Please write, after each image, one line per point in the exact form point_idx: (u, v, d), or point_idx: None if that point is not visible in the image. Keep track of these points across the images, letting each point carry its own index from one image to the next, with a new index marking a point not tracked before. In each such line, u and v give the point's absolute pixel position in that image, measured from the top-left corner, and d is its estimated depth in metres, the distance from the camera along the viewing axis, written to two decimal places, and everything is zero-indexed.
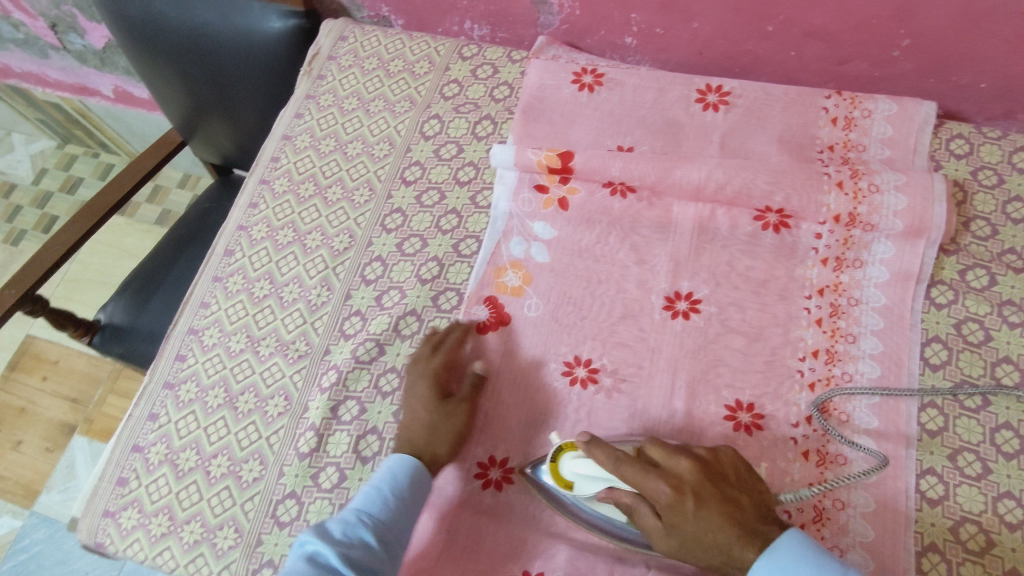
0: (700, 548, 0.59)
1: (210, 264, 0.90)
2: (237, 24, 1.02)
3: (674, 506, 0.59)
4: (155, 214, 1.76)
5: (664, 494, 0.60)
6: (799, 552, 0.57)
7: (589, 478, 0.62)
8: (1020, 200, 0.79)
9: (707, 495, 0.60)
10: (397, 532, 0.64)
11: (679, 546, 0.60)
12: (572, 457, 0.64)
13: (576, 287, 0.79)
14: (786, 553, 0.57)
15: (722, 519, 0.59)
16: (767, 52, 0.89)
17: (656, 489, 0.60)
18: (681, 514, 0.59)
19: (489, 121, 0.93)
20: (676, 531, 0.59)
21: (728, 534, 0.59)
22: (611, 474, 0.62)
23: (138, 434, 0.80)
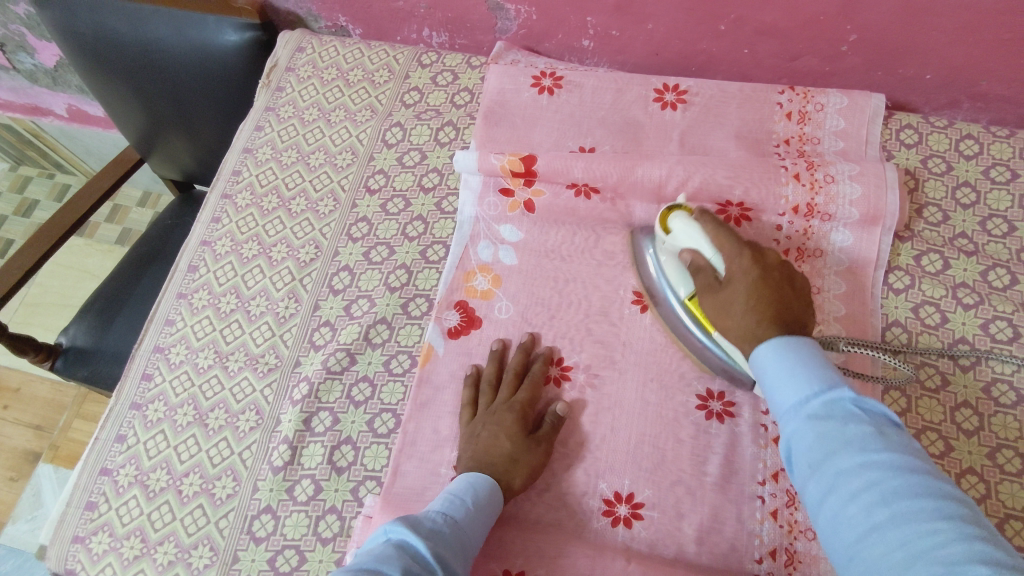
0: (736, 314, 0.64)
1: (174, 280, 0.88)
2: (192, 38, 1.01)
3: (740, 271, 0.65)
4: (115, 234, 1.72)
5: (739, 261, 0.66)
6: (810, 353, 0.58)
7: (689, 232, 0.70)
8: (968, 186, 0.82)
9: (770, 280, 0.64)
10: (472, 541, 0.60)
11: (724, 306, 0.66)
12: (683, 214, 0.72)
13: (545, 288, 0.79)
14: (796, 347, 0.58)
15: (767, 301, 0.63)
16: (721, 51, 0.91)
17: (733, 254, 0.67)
18: (742, 279, 0.65)
19: (451, 127, 0.94)
20: (729, 290, 0.66)
21: (764, 311, 0.62)
22: (706, 237, 0.69)
23: (106, 457, 0.78)
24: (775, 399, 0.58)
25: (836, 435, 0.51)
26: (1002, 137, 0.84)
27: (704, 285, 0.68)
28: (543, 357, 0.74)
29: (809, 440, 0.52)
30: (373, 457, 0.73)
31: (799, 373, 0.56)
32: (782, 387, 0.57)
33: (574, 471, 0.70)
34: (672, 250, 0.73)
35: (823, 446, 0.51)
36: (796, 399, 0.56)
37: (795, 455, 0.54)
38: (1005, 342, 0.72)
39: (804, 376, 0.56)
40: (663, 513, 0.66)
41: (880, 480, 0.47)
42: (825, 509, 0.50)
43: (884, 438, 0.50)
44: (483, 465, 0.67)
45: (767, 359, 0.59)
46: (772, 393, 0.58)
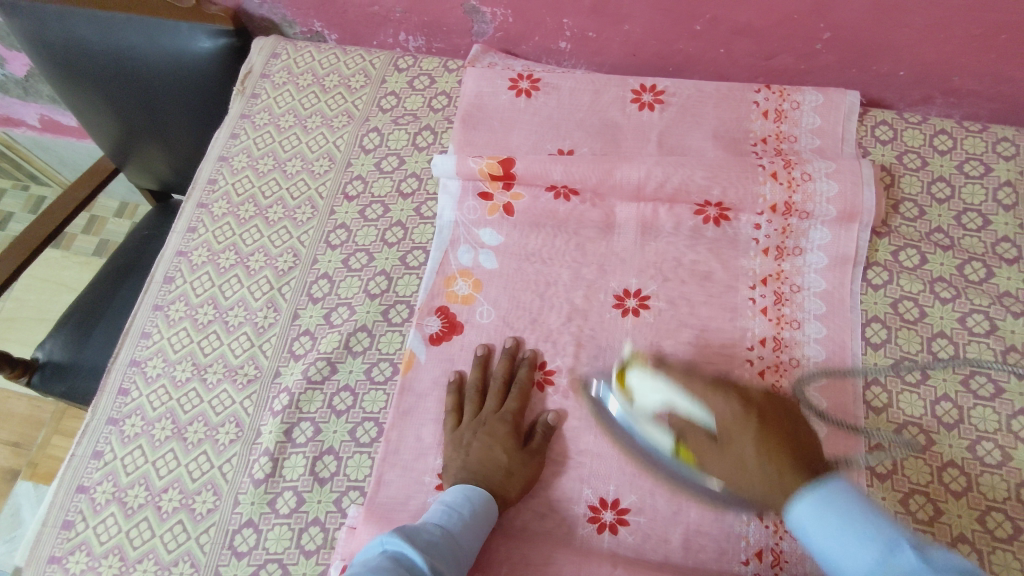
0: (750, 471, 0.60)
1: (149, 292, 0.87)
2: (164, 46, 1.00)
3: (735, 424, 0.62)
4: (92, 245, 1.70)
5: (726, 413, 0.63)
6: (856, 506, 0.55)
7: (656, 389, 0.66)
8: (943, 180, 0.82)
9: (764, 420, 0.62)
10: (465, 554, 0.60)
11: (734, 467, 0.61)
12: (639, 369, 0.68)
13: (526, 292, 0.79)
14: (837, 501, 0.55)
15: (774, 441, 0.61)
16: (698, 51, 0.91)
17: (718, 405, 0.63)
18: (742, 435, 0.61)
19: (429, 131, 0.93)
20: (732, 448, 0.61)
21: (780, 457, 0.60)
22: (677, 388, 0.65)
23: (82, 474, 0.76)
24: (839, 567, 0.54)
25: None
26: (974, 131, 0.85)
27: (698, 445, 0.63)
28: (530, 362, 0.74)
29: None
30: (355, 467, 0.72)
31: (855, 537, 0.53)
32: (843, 553, 0.53)
33: (558, 476, 0.69)
34: (639, 415, 0.68)
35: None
36: (865, 565, 0.52)
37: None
38: (982, 335, 0.73)
39: (860, 540, 0.53)
40: (648, 517, 0.66)
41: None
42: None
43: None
44: (476, 476, 0.66)
45: (815, 520, 0.55)
46: (833, 561, 0.54)
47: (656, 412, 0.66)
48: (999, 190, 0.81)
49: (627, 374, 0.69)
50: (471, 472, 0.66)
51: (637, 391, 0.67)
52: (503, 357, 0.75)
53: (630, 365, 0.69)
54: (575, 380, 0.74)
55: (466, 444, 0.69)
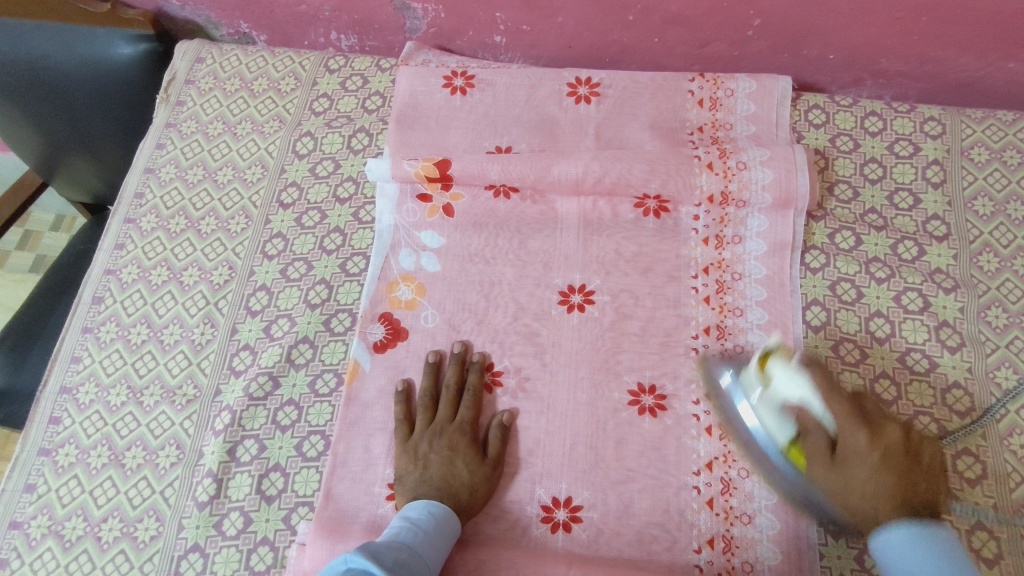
0: (846, 493, 0.61)
1: (77, 315, 0.83)
2: (82, 53, 0.96)
3: (861, 453, 0.60)
4: (28, 261, 1.63)
5: (857, 438, 0.61)
6: (946, 545, 0.55)
7: (799, 388, 0.63)
8: (875, 162, 0.84)
9: (892, 458, 0.60)
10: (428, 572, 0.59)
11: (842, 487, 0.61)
12: (785, 360, 0.64)
13: (471, 293, 0.78)
14: (933, 541, 0.55)
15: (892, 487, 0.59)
16: (632, 41, 0.90)
17: (855, 435, 0.61)
18: (862, 462, 0.60)
19: (364, 133, 0.91)
20: (849, 474, 0.60)
21: (890, 496, 0.59)
22: (819, 395, 0.62)
23: (15, 509, 0.73)
24: None
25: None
26: (903, 112, 0.86)
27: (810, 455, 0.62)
28: (482, 365, 0.74)
29: None
30: (303, 483, 0.70)
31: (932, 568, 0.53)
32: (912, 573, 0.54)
33: (509, 477, 0.69)
34: (764, 396, 0.65)
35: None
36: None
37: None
38: (916, 312, 0.74)
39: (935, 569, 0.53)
40: (599, 513, 0.67)
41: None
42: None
43: None
44: (442, 493, 0.65)
45: (902, 543, 0.56)
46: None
47: (785, 405, 0.64)
48: (928, 168, 0.83)
49: (770, 360, 0.65)
50: (430, 484, 0.66)
51: (772, 377, 0.64)
52: (452, 360, 0.74)
53: (776, 352, 0.65)
54: (704, 356, 0.73)
55: (423, 456, 0.68)
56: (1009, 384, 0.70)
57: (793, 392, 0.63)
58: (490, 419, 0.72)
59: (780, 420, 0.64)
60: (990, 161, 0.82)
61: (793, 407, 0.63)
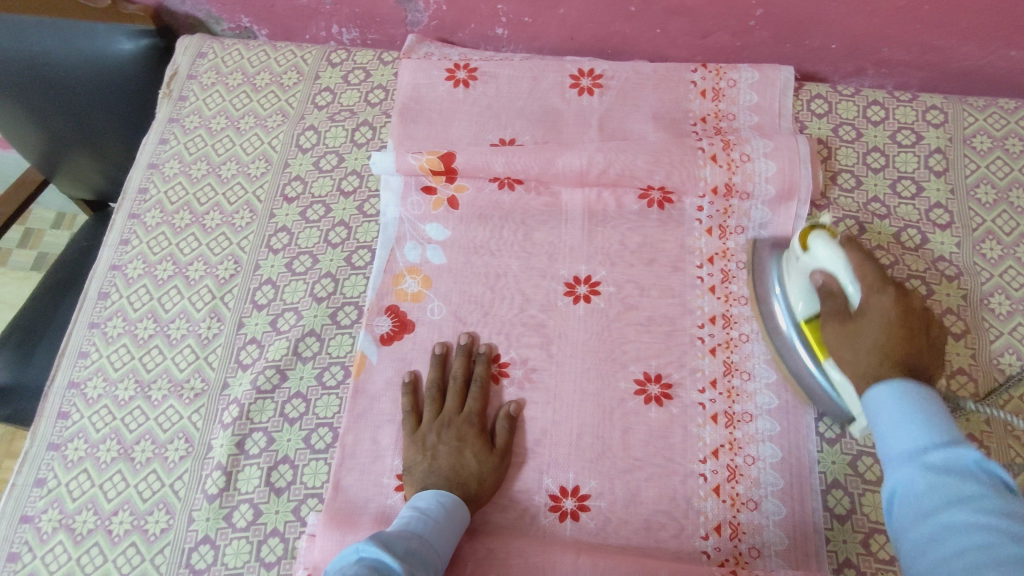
0: (854, 350, 0.61)
1: (84, 310, 0.83)
2: (83, 50, 0.96)
3: (878, 308, 0.61)
4: (30, 259, 1.63)
5: (879, 298, 0.62)
6: (928, 402, 0.54)
7: (830, 255, 0.65)
8: (877, 151, 0.84)
9: (908, 323, 0.60)
10: (439, 560, 0.59)
11: (849, 344, 0.62)
12: (827, 235, 0.67)
13: (476, 285, 0.78)
14: (916, 396, 0.54)
15: (895, 345, 0.59)
16: (634, 32, 0.90)
17: (876, 295, 0.62)
18: (876, 316, 0.61)
19: (367, 126, 0.91)
20: (861, 328, 0.61)
21: (894, 353, 0.59)
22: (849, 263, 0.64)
23: (25, 503, 0.73)
24: (882, 443, 0.54)
25: (948, 492, 0.48)
26: (905, 101, 0.86)
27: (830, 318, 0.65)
28: (488, 356, 0.74)
29: (917, 488, 0.49)
30: (312, 474, 0.71)
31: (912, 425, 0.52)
32: (892, 432, 0.54)
33: (517, 467, 0.69)
34: (803, 263, 0.68)
35: (935, 501, 0.48)
36: (908, 447, 0.52)
37: (898, 502, 0.50)
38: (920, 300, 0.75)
39: (911, 426, 0.52)
40: (607, 502, 0.67)
41: (973, 524, 0.45)
42: (923, 559, 0.46)
43: (1002, 500, 0.46)
44: (451, 483, 0.66)
45: (885, 401, 0.55)
46: (881, 438, 0.55)
47: (817, 272, 0.67)
48: (931, 157, 0.83)
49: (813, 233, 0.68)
50: (439, 473, 0.66)
51: (812, 249, 0.67)
52: (460, 351, 0.74)
53: (822, 228, 0.68)
54: (755, 242, 0.77)
55: (431, 446, 0.68)
56: (1012, 369, 0.71)
57: (825, 259, 0.66)
58: (497, 410, 0.72)
59: (809, 287, 0.68)
60: (992, 149, 0.83)
61: (823, 275, 0.66)
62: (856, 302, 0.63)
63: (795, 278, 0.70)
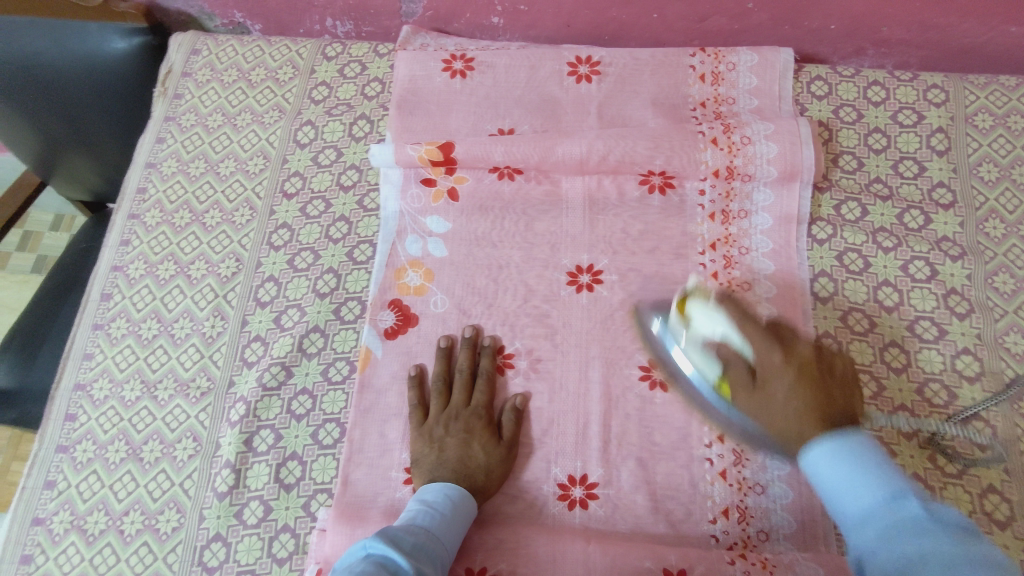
0: (778, 422, 0.57)
1: (87, 312, 0.83)
2: (75, 50, 0.95)
3: (776, 371, 0.58)
4: (29, 262, 1.62)
5: (772, 357, 0.58)
6: (871, 453, 0.52)
7: (712, 323, 0.62)
8: (879, 132, 0.83)
9: (809, 373, 0.57)
10: (446, 553, 0.59)
11: (766, 411, 0.58)
12: (702, 299, 0.64)
13: (479, 277, 0.78)
14: (857, 447, 0.53)
15: (812, 407, 0.56)
16: (631, 18, 0.90)
17: (768, 354, 0.58)
18: (778, 382, 0.57)
19: (365, 120, 0.91)
20: (769, 397, 0.58)
21: (811, 413, 0.56)
22: (732, 327, 0.60)
23: (37, 506, 0.73)
24: (837, 507, 0.52)
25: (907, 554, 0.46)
26: (906, 81, 0.86)
27: (734, 388, 0.60)
28: (493, 347, 0.74)
29: (876, 548, 0.47)
30: (321, 470, 0.71)
31: (864, 480, 0.51)
32: (846, 496, 0.51)
33: (524, 457, 0.70)
34: (691, 336, 0.65)
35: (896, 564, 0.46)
36: (862, 507, 0.50)
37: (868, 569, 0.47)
38: (924, 281, 0.74)
39: (862, 479, 0.51)
40: (617, 489, 0.67)
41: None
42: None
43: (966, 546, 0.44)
44: (459, 476, 0.66)
45: (826, 462, 0.53)
46: (832, 502, 0.52)
47: (707, 342, 0.63)
48: (932, 137, 0.83)
49: (690, 303, 0.65)
50: (447, 466, 0.66)
51: (693, 317, 0.64)
52: (466, 344, 0.74)
53: (694, 294, 0.66)
54: (636, 309, 0.75)
55: (438, 439, 0.68)
56: (1018, 348, 0.71)
57: (708, 329, 0.62)
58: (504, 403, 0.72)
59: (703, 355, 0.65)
60: (994, 127, 0.82)
61: (712, 343, 0.62)
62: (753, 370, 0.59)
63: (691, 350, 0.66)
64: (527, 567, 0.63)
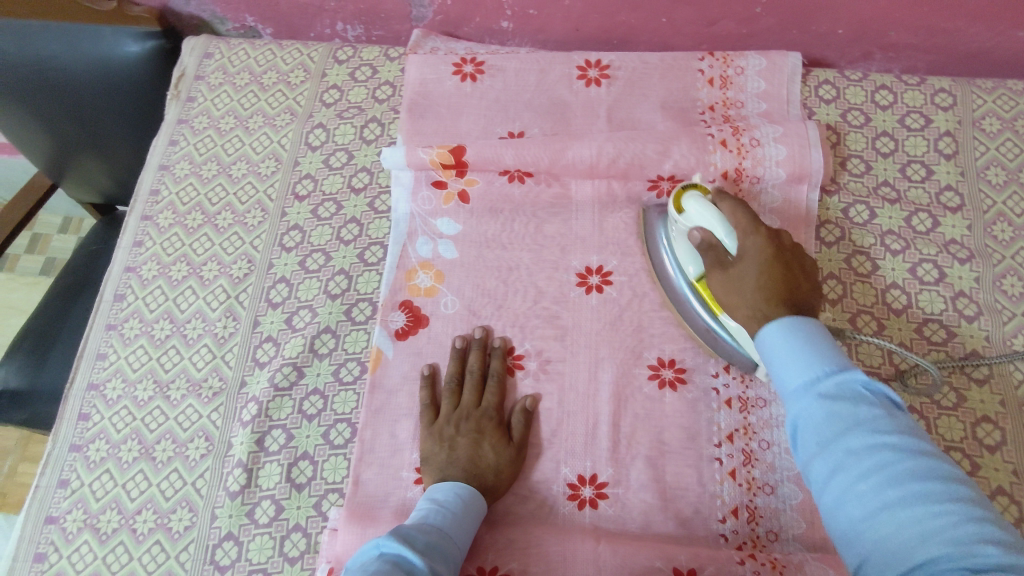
0: (744, 296, 0.63)
1: (100, 312, 0.84)
2: (89, 54, 0.96)
3: (752, 251, 0.64)
4: (38, 265, 1.64)
5: (751, 240, 0.65)
6: (816, 332, 0.56)
7: (703, 216, 0.68)
8: (886, 135, 0.84)
9: (781, 257, 0.63)
10: (457, 551, 0.60)
11: (736, 287, 0.64)
12: (699, 193, 0.71)
13: (489, 279, 0.78)
14: (803, 328, 0.57)
15: (776, 283, 0.61)
16: (640, 22, 0.90)
17: (750, 238, 0.65)
18: (751, 259, 0.64)
19: (376, 123, 0.92)
20: (742, 271, 0.64)
21: (773, 289, 0.61)
22: (720, 218, 0.67)
23: (50, 504, 0.74)
24: (781, 380, 0.56)
25: (845, 419, 0.49)
26: (913, 85, 0.86)
27: (712, 269, 0.67)
28: (504, 349, 0.75)
29: (815, 419, 0.51)
30: (332, 469, 0.72)
31: (808, 356, 0.55)
32: (790, 370, 0.55)
33: (534, 458, 0.70)
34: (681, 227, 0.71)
35: (832, 426, 0.50)
36: (802, 377, 0.54)
37: (801, 433, 0.52)
38: (932, 283, 0.75)
39: (803, 355, 0.55)
40: (627, 490, 0.68)
41: (888, 459, 0.46)
42: (829, 489, 0.48)
43: (895, 419, 0.49)
44: (470, 476, 0.66)
45: (778, 341, 0.57)
46: (778, 377, 0.56)
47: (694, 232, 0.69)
48: (940, 140, 0.83)
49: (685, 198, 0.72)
50: (458, 465, 0.67)
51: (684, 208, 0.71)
52: (477, 346, 0.74)
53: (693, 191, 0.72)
54: (644, 209, 0.80)
55: (448, 438, 0.68)
56: None
57: (697, 216, 0.68)
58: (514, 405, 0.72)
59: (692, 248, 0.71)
60: (1002, 131, 0.83)
61: (700, 232, 0.69)
62: (733, 252, 0.65)
63: (681, 243, 0.72)
64: (538, 567, 0.63)
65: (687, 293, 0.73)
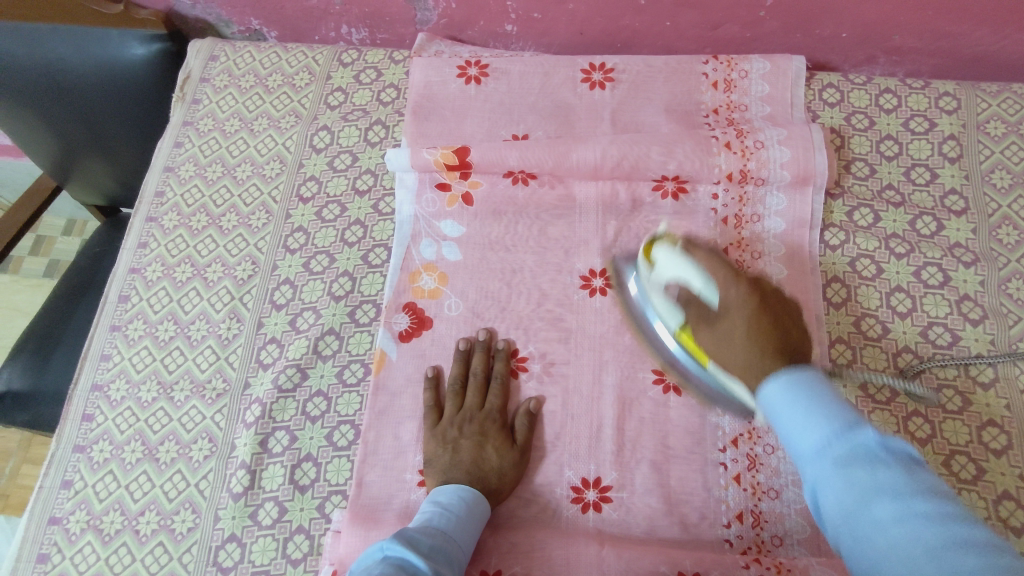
0: (734, 352, 0.60)
1: (105, 313, 0.84)
2: (96, 57, 0.96)
3: (736, 303, 0.61)
4: (42, 267, 1.64)
5: (732, 291, 0.62)
6: (818, 387, 0.53)
7: (679, 269, 0.65)
8: (890, 139, 0.84)
9: (762, 308, 0.61)
10: (461, 554, 0.60)
11: (723, 342, 0.61)
12: (667, 242, 0.68)
13: (493, 281, 0.78)
14: (806, 383, 0.53)
15: (768, 333, 0.59)
16: (644, 25, 0.91)
17: (730, 288, 0.62)
18: (738, 312, 0.61)
19: (380, 125, 0.92)
20: (727, 325, 0.61)
21: (764, 339, 0.58)
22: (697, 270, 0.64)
23: (54, 504, 0.74)
24: (791, 443, 0.52)
25: (864, 485, 0.45)
26: (918, 89, 0.86)
27: (697, 324, 0.64)
28: (508, 351, 0.74)
29: (835, 488, 0.47)
30: (335, 471, 0.72)
31: (817, 413, 0.50)
32: (798, 430, 0.51)
33: (538, 461, 0.70)
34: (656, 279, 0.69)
35: (853, 495, 0.45)
36: (813, 441, 0.50)
37: (822, 501, 0.48)
38: (937, 287, 0.75)
39: (807, 416, 0.51)
40: (631, 493, 0.67)
41: (918, 529, 0.42)
42: (861, 560, 0.44)
43: (915, 478, 0.44)
44: (473, 478, 0.66)
45: (780, 399, 0.53)
46: (789, 441, 0.52)
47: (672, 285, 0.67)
48: (945, 144, 0.83)
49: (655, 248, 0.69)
50: (461, 467, 0.67)
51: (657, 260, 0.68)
52: (482, 347, 0.74)
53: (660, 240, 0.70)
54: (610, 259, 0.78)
55: (452, 440, 0.69)
56: None
57: (673, 270, 0.66)
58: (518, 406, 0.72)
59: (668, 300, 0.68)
60: (1007, 134, 0.83)
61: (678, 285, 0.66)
62: (715, 305, 0.63)
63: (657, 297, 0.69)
64: (542, 569, 0.63)
65: (670, 341, 0.70)
